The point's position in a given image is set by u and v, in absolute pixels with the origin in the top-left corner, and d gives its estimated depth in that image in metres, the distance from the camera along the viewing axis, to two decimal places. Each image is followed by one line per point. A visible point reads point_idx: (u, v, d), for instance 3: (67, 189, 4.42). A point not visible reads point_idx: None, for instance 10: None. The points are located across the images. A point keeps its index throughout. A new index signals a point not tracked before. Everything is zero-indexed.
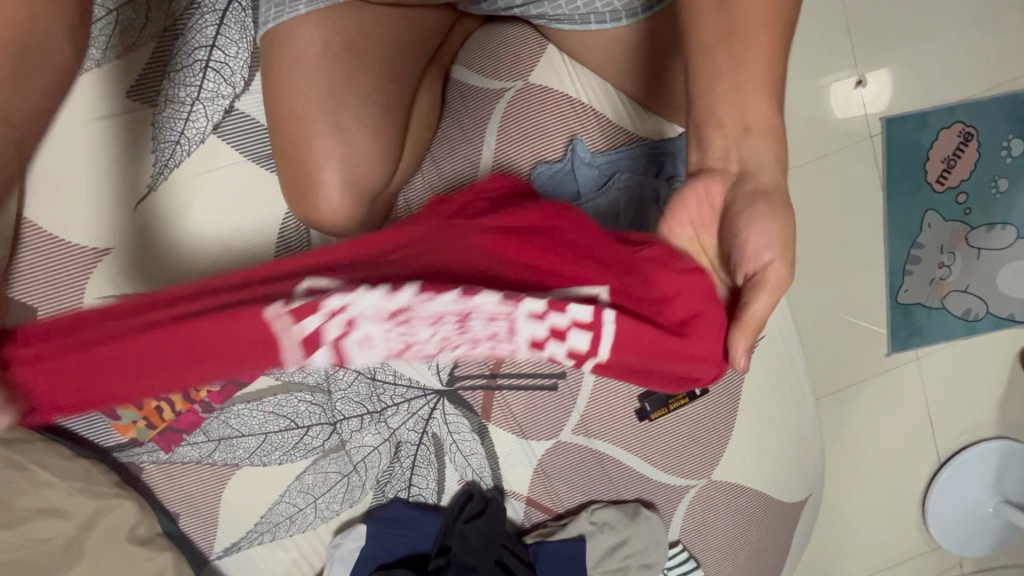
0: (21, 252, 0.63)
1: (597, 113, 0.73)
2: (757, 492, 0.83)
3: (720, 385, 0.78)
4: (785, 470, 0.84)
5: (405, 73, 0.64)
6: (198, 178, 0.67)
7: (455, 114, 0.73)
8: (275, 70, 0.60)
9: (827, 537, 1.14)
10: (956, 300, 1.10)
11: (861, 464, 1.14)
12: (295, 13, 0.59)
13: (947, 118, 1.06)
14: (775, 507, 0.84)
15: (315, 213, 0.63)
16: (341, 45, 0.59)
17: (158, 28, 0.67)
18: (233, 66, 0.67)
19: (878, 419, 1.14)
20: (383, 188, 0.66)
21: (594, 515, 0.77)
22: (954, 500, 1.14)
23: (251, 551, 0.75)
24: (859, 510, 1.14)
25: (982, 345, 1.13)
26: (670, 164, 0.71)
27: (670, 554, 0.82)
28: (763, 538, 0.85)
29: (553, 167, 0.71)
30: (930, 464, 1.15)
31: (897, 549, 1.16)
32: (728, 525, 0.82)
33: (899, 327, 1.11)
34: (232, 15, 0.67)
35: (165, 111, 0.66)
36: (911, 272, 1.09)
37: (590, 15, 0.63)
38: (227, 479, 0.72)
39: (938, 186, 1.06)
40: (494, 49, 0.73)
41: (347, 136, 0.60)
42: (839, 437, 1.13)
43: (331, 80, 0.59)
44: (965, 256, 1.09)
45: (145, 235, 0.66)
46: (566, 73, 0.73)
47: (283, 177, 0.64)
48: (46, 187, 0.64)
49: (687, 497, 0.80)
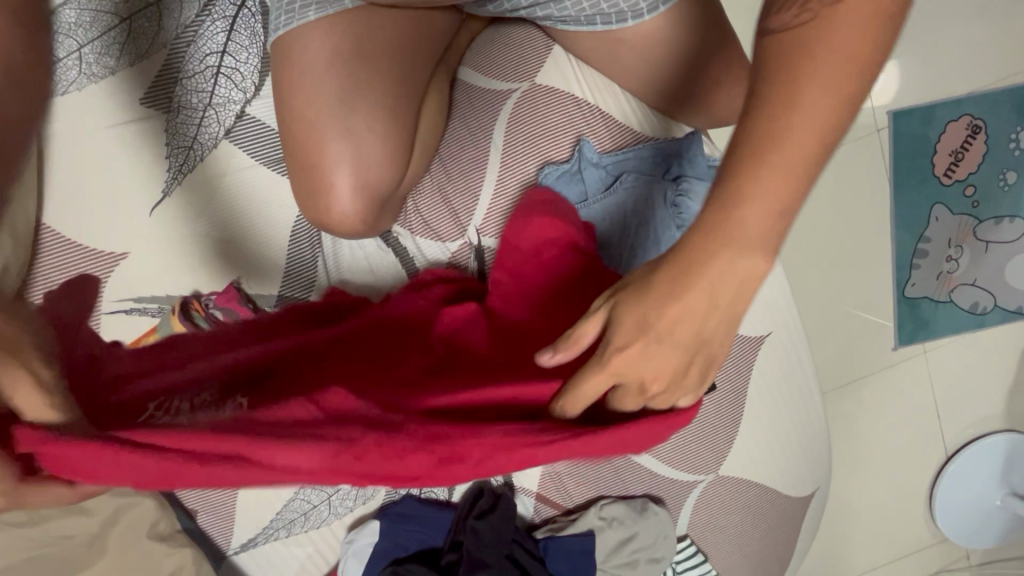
0: (40, 259, 0.64)
1: (604, 113, 0.73)
2: (764, 486, 0.84)
3: (727, 382, 0.79)
4: (792, 465, 0.85)
5: (413, 76, 0.65)
6: (212, 183, 0.68)
7: (462, 117, 0.73)
8: (287, 75, 0.61)
9: (834, 530, 1.15)
10: (963, 294, 1.10)
11: (868, 458, 1.15)
12: (305, 19, 0.60)
13: (954, 111, 1.05)
14: (782, 501, 0.85)
15: (328, 218, 0.65)
16: (350, 52, 0.61)
17: (170, 35, 0.68)
18: (243, 72, 0.68)
19: (885, 413, 1.14)
20: (394, 190, 0.67)
21: (603, 510, 0.78)
22: (961, 492, 1.14)
23: (267, 547, 0.76)
24: (867, 503, 1.15)
25: (990, 338, 1.14)
26: (677, 164, 0.70)
27: (678, 548, 0.82)
28: (771, 532, 0.86)
29: (558, 168, 0.70)
30: (937, 457, 1.15)
31: (904, 543, 1.16)
32: (736, 519, 0.83)
33: (906, 322, 1.11)
34: (241, 21, 0.69)
35: (178, 117, 0.67)
36: (918, 266, 1.09)
37: (595, 16, 0.65)
38: (244, 477, 0.73)
39: (946, 179, 1.06)
40: (500, 52, 0.74)
41: (358, 140, 0.62)
42: (846, 431, 1.14)
43: (341, 87, 0.61)
44: (972, 249, 1.09)
45: (161, 238, 0.68)
46: (571, 74, 0.73)
47: (295, 183, 0.65)
48: (64, 192, 0.65)
49: (694, 492, 0.81)
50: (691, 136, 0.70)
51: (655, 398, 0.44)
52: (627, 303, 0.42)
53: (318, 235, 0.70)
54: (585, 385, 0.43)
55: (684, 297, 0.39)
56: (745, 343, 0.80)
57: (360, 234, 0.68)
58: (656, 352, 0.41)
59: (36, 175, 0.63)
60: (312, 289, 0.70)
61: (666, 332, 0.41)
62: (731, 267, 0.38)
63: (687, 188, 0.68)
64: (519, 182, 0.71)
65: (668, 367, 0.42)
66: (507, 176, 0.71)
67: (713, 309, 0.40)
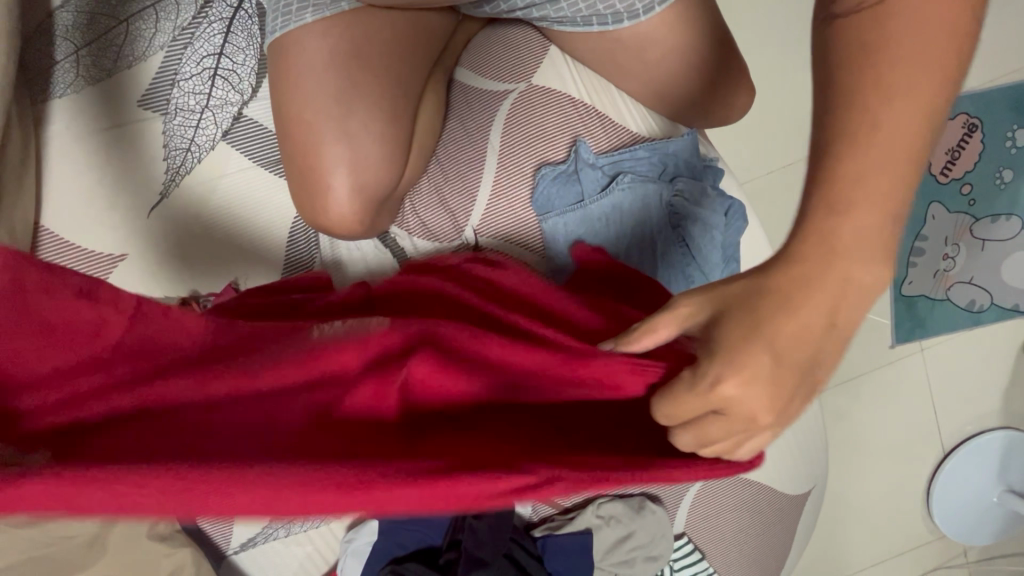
0: (39, 260, 0.64)
1: (600, 114, 0.73)
2: (762, 484, 0.84)
3: None
4: (790, 463, 0.86)
5: (410, 77, 0.65)
6: (209, 185, 0.68)
7: (459, 117, 0.73)
8: (285, 77, 0.62)
9: (832, 527, 1.16)
10: (961, 292, 1.11)
11: (866, 455, 1.15)
12: (302, 22, 0.61)
13: (950, 110, 1.06)
14: (780, 498, 0.86)
15: (326, 219, 0.65)
16: (347, 53, 0.61)
17: (167, 37, 0.68)
18: (241, 73, 0.69)
19: (883, 411, 1.15)
20: (391, 191, 0.67)
21: (600, 508, 0.79)
22: (959, 489, 1.15)
23: (267, 546, 0.77)
24: (865, 500, 1.16)
25: (987, 336, 1.14)
26: (673, 164, 0.71)
27: (676, 546, 0.83)
28: (768, 530, 0.86)
29: (556, 169, 0.70)
30: (934, 455, 1.16)
31: (903, 540, 1.17)
32: (734, 517, 0.84)
33: (904, 319, 1.12)
34: (239, 23, 0.69)
35: (175, 119, 0.68)
36: (915, 264, 1.10)
37: (591, 17, 0.66)
38: None
39: (941, 178, 1.07)
40: (497, 53, 0.74)
41: (355, 141, 0.62)
42: (844, 429, 1.15)
43: (338, 88, 0.61)
44: (969, 247, 1.10)
45: (159, 239, 0.67)
46: (568, 75, 0.73)
47: (293, 186, 0.66)
48: (62, 194, 0.65)
49: (692, 491, 0.82)
50: (686, 137, 0.71)
51: (721, 443, 0.36)
52: (736, 314, 0.34)
53: (316, 237, 0.71)
54: (677, 407, 0.35)
55: (802, 309, 0.33)
56: None
57: (357, 236, 0.68)
58: (767, 374, 0.34)
59: (35, 177, 0.64)
60: None
61: (779, 350, 0.34)
62: (849, 280, 0.33)
63: (681, 188, 0.69)
64: (516, 182, 0.70)
65: (783, 391, 0.34)
66: (503, 176, 0.70)
67: (828, 328, 0.33)
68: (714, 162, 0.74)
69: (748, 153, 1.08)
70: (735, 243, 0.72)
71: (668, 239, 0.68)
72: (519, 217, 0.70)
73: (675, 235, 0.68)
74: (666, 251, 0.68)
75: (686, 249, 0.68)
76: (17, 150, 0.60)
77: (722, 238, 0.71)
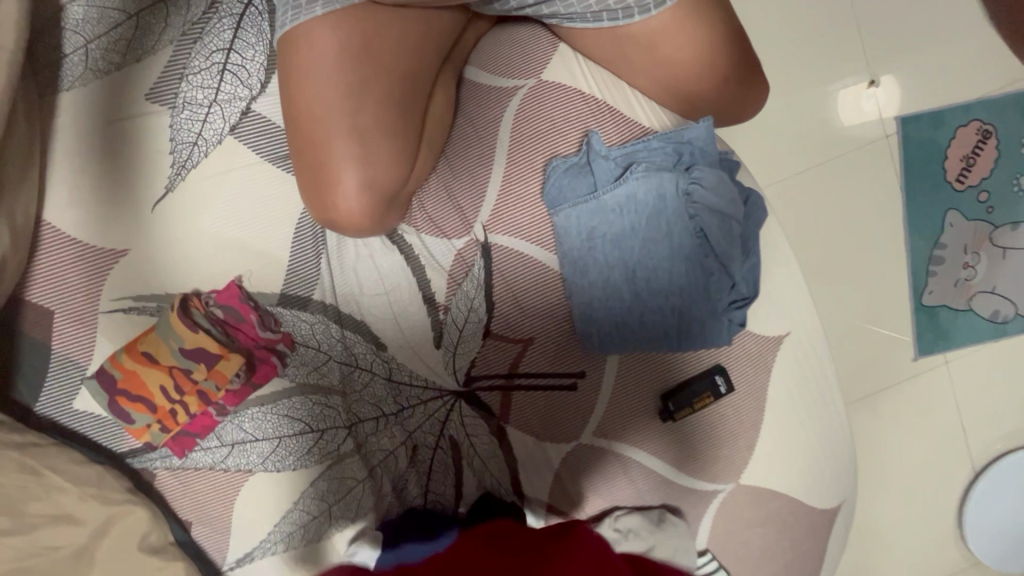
0: (39, 256, 0.64)
1: (611, 109, 0.72)
2: (800, 505, 0.76)
3: (747, 385, 0.73)
4: (821, 475, 0.77)
5: (419, 73, 0.65)
6: (210, 181, 0.67)
7: (469, 113, 0.72)
8: (294, 72, 0.61)
9: (859, 550, 1.09)
10: (982, 301, 1.08)
11: (893, 473, 1.10)
12: (313, 15, 0.60)
13: (964, 116, 1.05)
14: (820, 520, 0.78)
15: (335, 214, 0.65)
16: (357, 45, 0.60)
17: (176, 32, 0.68)
18: (249, 69, 0.68)
19: (907, 425, 1.10)
20: (400, 188, 0.66)
21: (618, 521, 0.70)
22: (992, 511, 1.08)
23: (264, 563, 0.69)
24: (893, 524, 1.09)
25: (1016, 349, 1.10)
26: (688, 153, 0.68)
27: (699, 563, 0.73)
28: (808, 553, 0.78)
29: (568, 161, 0.68)
30: (965, 474, 1.10)
31: (933, 567, 1.10)
32: (770, 540, 0.75)
33: (926, 330, 1.08)
34: (248, 19, 0.69)
35: (182, 113, 0.67)
36: (935, 273, 1.07)
37: (602, 13, 0.66)
38: (239, 489, 0.69)
39: (958, 185, 1.06)
40: (506, 49, 0.74)
41: (364, 135, 0.61)
42: (867, 445, 1.09)
43: (347, 81, 0.60)
44: (990, 255, 1.07)
45: (163, 234, 0.67)
46: (579, 71, 0.72)
47: (302, 180, 0.65)
48: (65, 191, 0.65)
49: (715, 504, 0.73)
50: (702, 124, 0.68)
51: None
52: None
53: (323, 233, 0.70)
54: None
55: None
56: (764, 344, 0.74)
57: (366, 232, 0.67)
58: None
59: (39, 171, 0.63)
60: (315, 288, 0.69)
61: None
62: None
63: (698, 176, 0.66)
64: (527, 176, 0.69)
65: None
66: (513, 172, 0.69)
67: None
68: (730, 152, 0.73)
69: (761, 157, 1.07)
70: (754, 234, 0.71)
71: (685, 229, 0.66)
72: (541, 234, 0.68)
73: (692, 225, 0.66)
74: (681, 241, 0.66)
75: (702, 240, 0.66)
76: (19, 146, 0.59)
77: (741, 228, 0.69)
